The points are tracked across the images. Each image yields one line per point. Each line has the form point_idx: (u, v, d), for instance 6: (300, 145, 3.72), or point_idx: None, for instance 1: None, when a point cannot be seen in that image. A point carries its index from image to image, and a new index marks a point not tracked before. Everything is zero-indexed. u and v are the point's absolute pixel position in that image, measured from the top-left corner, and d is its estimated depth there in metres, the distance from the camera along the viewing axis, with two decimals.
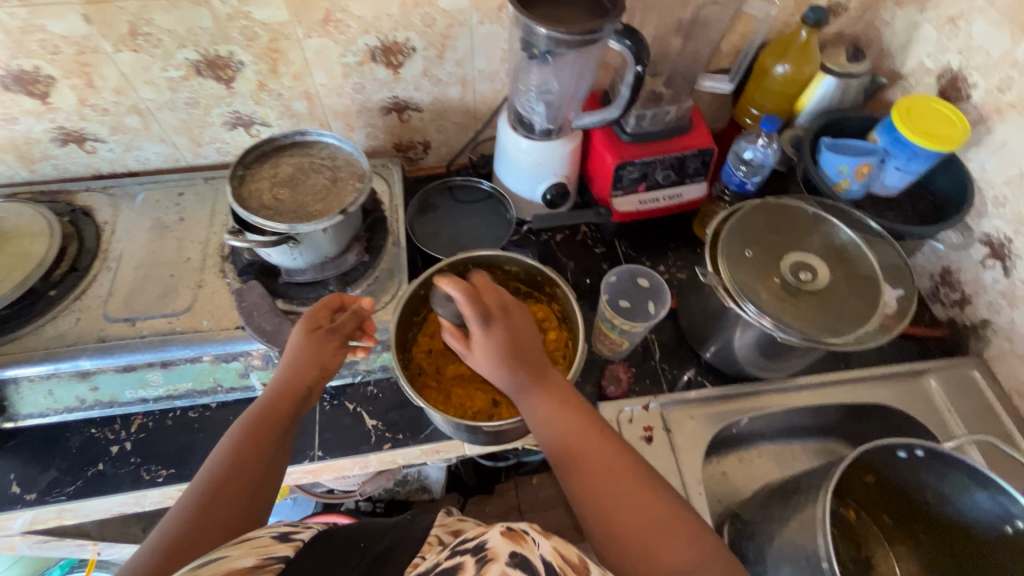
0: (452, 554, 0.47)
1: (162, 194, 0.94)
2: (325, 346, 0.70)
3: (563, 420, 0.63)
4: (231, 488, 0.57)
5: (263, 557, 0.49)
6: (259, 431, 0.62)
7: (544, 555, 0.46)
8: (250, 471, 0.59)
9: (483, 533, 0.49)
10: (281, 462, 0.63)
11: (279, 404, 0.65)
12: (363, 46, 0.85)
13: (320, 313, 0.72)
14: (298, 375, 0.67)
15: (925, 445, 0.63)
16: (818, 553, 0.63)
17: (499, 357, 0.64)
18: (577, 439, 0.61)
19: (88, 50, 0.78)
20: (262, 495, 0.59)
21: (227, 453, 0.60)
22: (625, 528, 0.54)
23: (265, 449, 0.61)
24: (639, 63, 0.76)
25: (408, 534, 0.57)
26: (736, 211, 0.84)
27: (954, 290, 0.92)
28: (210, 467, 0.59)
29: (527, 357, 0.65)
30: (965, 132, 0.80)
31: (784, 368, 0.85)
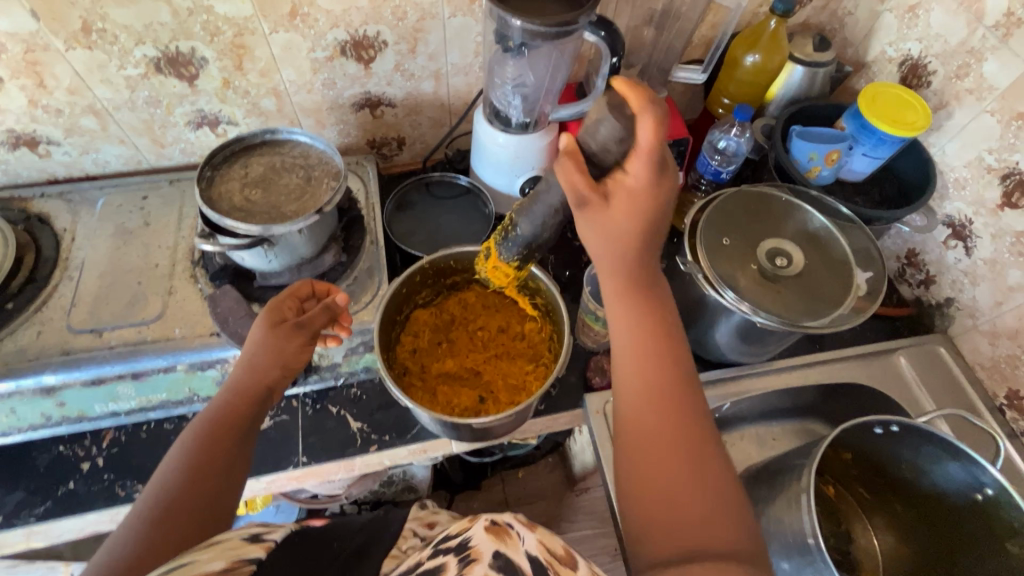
0: (434, 555, 0.50)
1: (124, 199, 0.90)
2: (288, 340, 0.67)
3: (641, 356, 0.55)
4: (187, 496, 0.54)
5: (234, 559, 0.48)
6: (216, 433, 0.59)
7: (528, 551, 0.49)
8: (205, 474, 0.56)
9: (467, 530, 0.52)
10: (244, 466, 0.60)
11: (236, 404, 0.62)
12: (332, 40, 0.83)
13: (285, 306, 0.69)
14: (257, 374, 0.64)
15: (899, 421, 0.66)
16: (804, 530, 0.64)
17: (618, 240, 0.56)
18: (654, 390, 0.54)
19: (37, 47, 0.74)
20: (223, 498, 0.56)
21: (182, 457, 0.57)
22: (666, 497, 0.49)
23: (225, 452, 0.58)
24: (615, 55, 0.76)
25: (378, 535, 0.63)
26: (713, 200, 0.85)
27: (919, 271, 0.96)
28: (165, 475, 0.56)
29: (631, 278, 0.58)
30: (926, 118, 0.83)
31: (764, 353, 0.87)
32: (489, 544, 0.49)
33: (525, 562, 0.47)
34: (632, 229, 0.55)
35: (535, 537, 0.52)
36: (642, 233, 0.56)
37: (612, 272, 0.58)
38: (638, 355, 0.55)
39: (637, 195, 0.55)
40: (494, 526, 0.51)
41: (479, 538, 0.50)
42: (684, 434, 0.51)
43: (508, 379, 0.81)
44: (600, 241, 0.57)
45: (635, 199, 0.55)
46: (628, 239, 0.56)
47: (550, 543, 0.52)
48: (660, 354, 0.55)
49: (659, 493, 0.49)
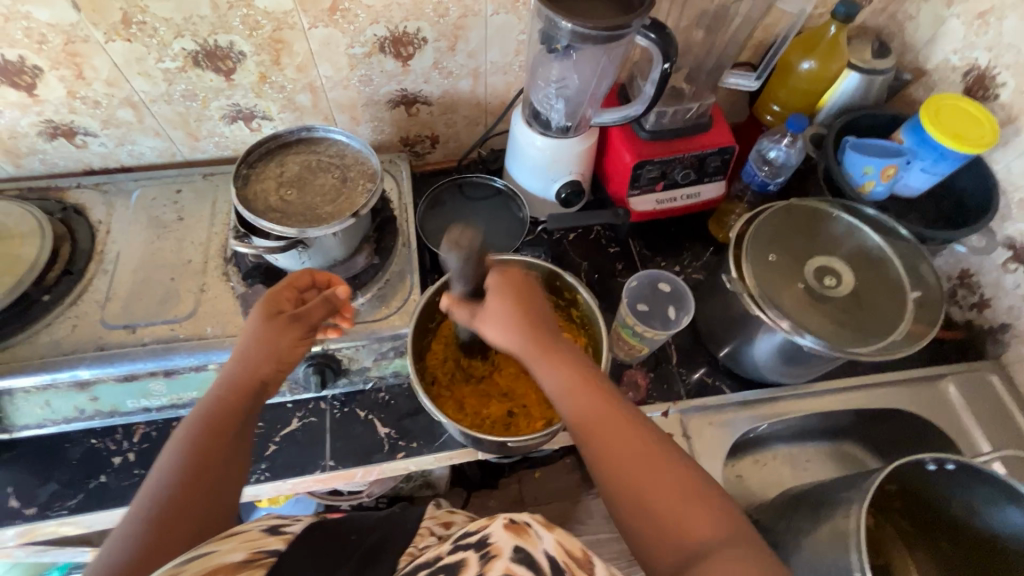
0: (454, 549, 0.48)
1: (158, 192, 0.90)
2: (283, 332, 0.64)
3: (582, 392, 0.57)
4: (181, 501, 0.51)
5: (254, 551, 0.48)
6: (209, 430, 0.56)
7: (548, 550, 0.46)
8: (201, 476, 0.53)
9: (485, 526, 0.50)
10: (240, 468, 0.57)
11: (228, 400, 0.59)
12: (371, 36, 0.81)
13: (283, 297, 0.67)
14: (249, 368, 0.62)
15: (956, 461, 0.63)
16: (849, 564, 0.62)
17: (517, 324, 0.61)
18: (604, 414, 0.55)
19: (77, 39, 0.73)
20: (219, 504, 0.53)
21: (176, 458, 0.54)
22: (649, 501, 0.49)
23: (220, 453, 0.55)
24: (667, 60, 0.73)
25: (396, 530, 0.57)
26: (762, 213, 0.82)
27: (972, 293, 0.91)
28: (160, 476, 0.53)
29: (540, 326, 0.61)
30: (994, 134, 0.78)
31: (805, 375, 0.84)
32: (508, 541, 0.47)
33: (543, 559, 0.45)
34: (520, 317, 0.62)
35: (554, 537, 0.49)
36: (519, 327, 0.61)
37: (519, 340, 0.61)
38: (580, 392, 0.57)
39: (509, 276, 0.66)
40: (514, 524, 0.49)
41: (497, 535, 0.48)
42: (638, 439, 0.53)
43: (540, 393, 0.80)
44: (497, 327, 0.62)
45: (510, 290, 0.63)
46: (522, 323, 0.61)
47: (568, 543, 0.49)
48: (596, 393, 0.56)
49: (642, 500, 0.50)
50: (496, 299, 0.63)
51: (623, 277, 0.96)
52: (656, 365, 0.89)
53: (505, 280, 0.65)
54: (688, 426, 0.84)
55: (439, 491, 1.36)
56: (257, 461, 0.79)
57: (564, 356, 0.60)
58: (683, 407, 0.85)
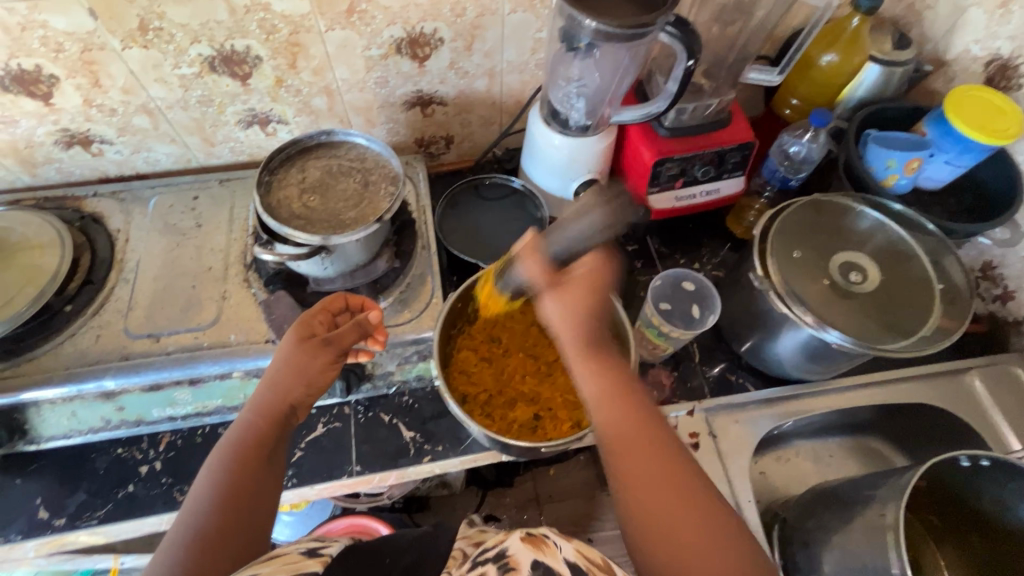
0: (474, 566, 0.46)
1: (175, 199, 0.89)
2: (314, 357, 0.64)
3: (618, 402, 0.55)
4: (221, 524, 0.51)
5: (293, 572, 0.45)
6: (245, 454, 0.56)
7: (567, 559, 0.46)
8: (237, 498, 0.53)
9: (503, 540, 0.49)
10: (276, 488, 0.57)
11: (260, 426, 0.58)
12: (388, 38, 0.80)
13: (316, 320, 0.67)
14: (280, 392, 0.61)
15: (990, 456, 0.64)
16: (888, 562, 0.62)
17: (574, 309, 0.59)
18: (631, 425, 0.53)
19: (94, 47, 0.72)
20: (253, 520, 0.53)
21: (211, 482, 0.54)
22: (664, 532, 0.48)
23: (252, 476, 0.55)
24: (691, 57, 0.72)
25: (428, 552, 0.54)
26: (783, 210, 0.81)
27: (995, 285, 0.91)
28: (194, 503, 0.53)
29: (597, 332, 0.59)
30: (1020, 126, 0.77)
31: (831, 372, 0.83)
32: (527, 554, 0.46)
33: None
34: (588, 307, 0.59)
35: (572, 545, 0.48)
36: (577, 322, 0.58)
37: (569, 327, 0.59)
38: (614, 402, 0.55)
39: (604, 264, 0.61)
40: (530, 535, 0.48)
41: (514, 547, 0.47)
42: (659, 455, 0.51)
43: (566, 396, 0.80)
44: (564, 309, 0.59)
45: (594, 278, 0.60)
46: (587, 311, 0.58)
47: (587, 552, 0.48)
48: (626, 405, 0.55)
49: (656, 526, 0.48)
50: (568, 282, 0.60)
51: (642, 275, 0.96)
52: (680, 362, 0.89)
53: (593, 264, 0.61)
54: (714, 425, 0.84)
55: (455, 491, 1.36)
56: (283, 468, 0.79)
57: (604, 363, 0.58)
58: (708, 406, 0.84)
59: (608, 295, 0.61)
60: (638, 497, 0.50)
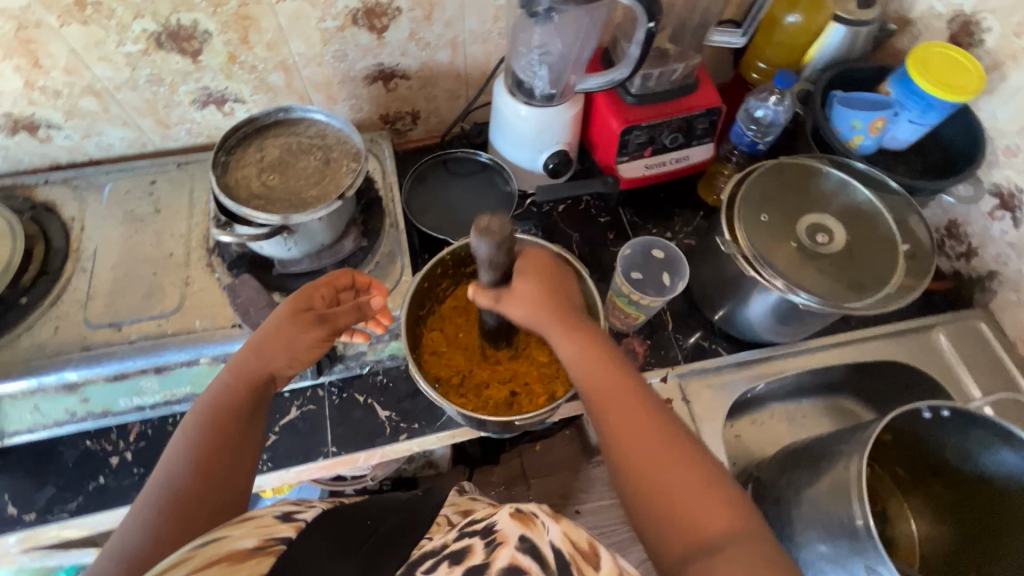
0: (460, 536, 0.45)
1: (132, 184, 0.86)
2: (303, 331, 0.62)
3: (599, 367, 0.58)
4: (197, 490, 0.50)
5: (266, 537, 0.45)
6: (221, 418, 0.55)
7: (554, 542, 0.43)
8: (214, 462, 0.52)
9: (493, 515, 0.47)
10: (253, 453, 0.56)
11: (237, 389, 0.58)
12: (343, 8, 0.78)
13: (317, 294, 0.66)
14: (264, 359, 0.60)
15: (950, 406, 0.66)
16: (852, 512, 0.63)
17: (534, 301, 0.62)
18: (608, 383, 0.56)
19: (29, 24, 0.69)
20: (231, 481, 0.53)
21: (187, 447, 0.53)
22: (658, 494, 0.49)
23: (229, 438, 0.54)
24: (652, 20, 0.70)
25: (415, 516, 0.53)
26: (750, 174, 0.81)
27: (960, 243, 0.92)
28: (168, 467, 0.52)
29: (562, 301, 0.63)
30: (981, 80, 0.78)
31: (800, 334, 0.84)
32: (513, 530, 0.44)
33: (549, 554, 0.42)
34: (540, 292, 0.62)
35: (562, 527, 0.45)
36: (543, 305, 0.62)
37: (532, 310, 0.62)
38: (591, 360, 0.58)
39: (537, 267, 0.65)
40: (519, 512, 0.46)
41: (503, 522, 0.45)
42: (648, 419, 0.53)
43: (542, 369, 0.80)
44: (522, 307, 0.62)
45: (537, 269, 0.64)
46: (548, 303, 0.62)
47: (574, 533, 0.45)
48: (608, 362, 0.58)
49: (646, 484, 0.50)
50: (523, 282, 0.62)
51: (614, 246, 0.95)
52: (653, 331, 0.89)
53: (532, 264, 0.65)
54: (688, 391, 0.84)
55: (441, 469, 1.36)
56: (259, 453, 0.78)
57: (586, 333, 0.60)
58: (681, 372, 0.85)
59: (568, 289, 0.65)
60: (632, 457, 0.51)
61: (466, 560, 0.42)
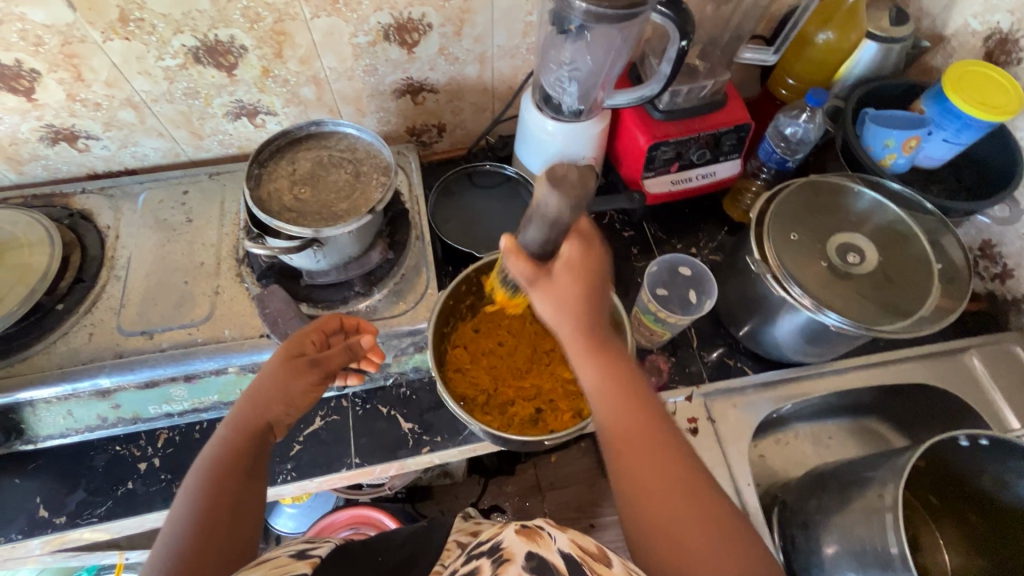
0: (467, 561, 0.45)
1: (165, 194, 0.88)
2: (298, 376, 0.62)
3: (623, 401, 0.53)
4: (197, 549, 0.50)
5: (282, 575, 0.44)
6: (220, 470, 0.55)
7: (562, 550, 0.43)
8: (214, 517, 0.52)
9: (498, 534, 0.47)
10: (255, 503, 0.56)
11: (232, 441, 0.57)
12: (375, 24, 0.79)
13: (307, 338, 0.66)
14: (257, 409, 0.59)
15: (989, 435, 0.65)
16: (887, 542, 0.62)
17: (569, 304, 0.54)
18: (634, 421, 0.52)
19: (74, 39, 0.71)
20: (232, 537, 0.52)
21: (186, 505, 0.52)
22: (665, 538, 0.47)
23: (231, 491, 0.54)
24: (685, 37, 0.70)
25: (423, 545, 0.54)
26: (780, 191, 0.80)
27: (995, 264, 0.90)
28: (172, 524, 0.52)
29: (593, 311, 0.55)
30: (1020, 100, 0.76)
31: (829, 355, 0.83)
32: (521, 545, 0.44)
33: (560, 561, 0.42)
34: (580, 305, 0.54)
35: (567, 535, 0.46)
36: (581, 310, 0.54)
37: (572, 321, 0.54)
38: (614, 394, 0.53)
39: (589, 255, 0.56)
40: (525, 527, 0.46)
41: (509, 538, 0.45)
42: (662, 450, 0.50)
43: (567, 385, 0.80)
44: (552, 303, 0.55)
45: (574, 267, 0.55)
46: (585, 309, 0.54)
47: (582, 540, 0.46)
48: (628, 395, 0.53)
49: (653, 517, 0.48)
50: (566, 274, 0.55)
51: (639, 261, 0.95)
52: (678, 348, 0.88)
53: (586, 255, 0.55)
54: (713, 410, 0.83)
55: (456, 480, 1.36)
56: (282, 462, 0.79)
57: (609, 352, 0.55)
58: (707, 391, 0.84)
59: (599, 286, 0.56)
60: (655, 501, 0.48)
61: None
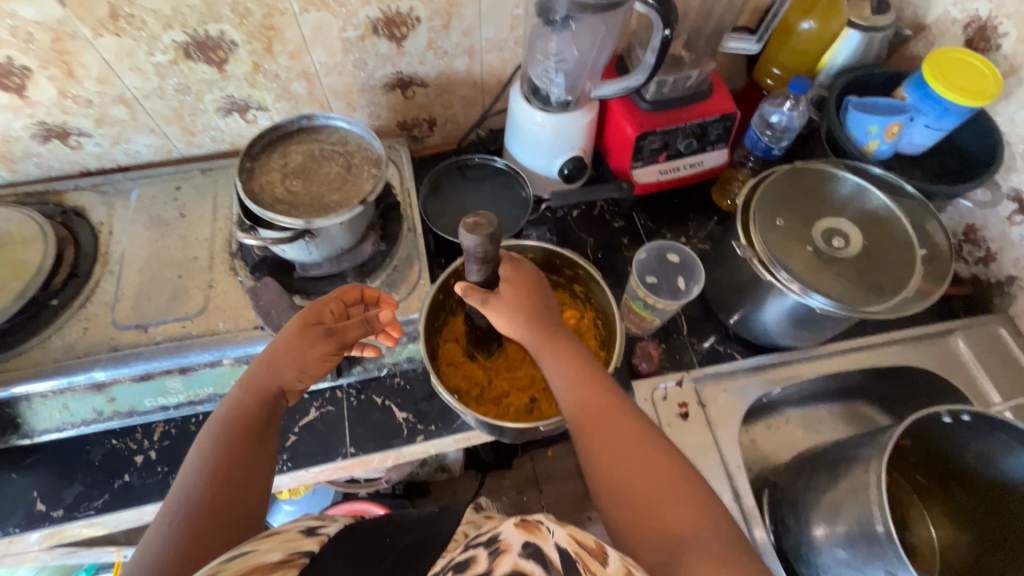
0: (464, 550, 0.45)
1: (157, 190, 0.89)
2: (314, 345, 0.62)
3: (587, 384, 0.59)
4: (213, 504, 0.51)
5: (291, 551, 0.46)
6: (235, 432, 0.56)
7: (559, 544, 0.43)
8: (228, 476, 0.53)
9: (497, 527, 0.47)
10: (267, 465, 0.57)
11: (246, 403, 0.58)
12: (364, 18, 0.79)
13: (325, 308, 0.66)
14: (273, 373, 0.61)
15: (971, 411, 0.66)
16: (873, 517, 0.63)
17: (524, 309, 0.63)
18: (600, 407, 0.57)
19: (65, 36, 0.71)
20: (245, 494, 0.53)
21: (201, 461, 0.54)
22: (642, 505, 0.49)
23: (244, 452, 0.55)
24: (668, 26, 0.71)
25: (432, 536, 0.52)
26: (765, 178, 0.82)
27: (978, 248, 0.92)
28: (187, 478, 0.53)
29: (547, 317, 0.64)
30: (998, 85, 0.77)
31: (817, 338, 0.84)
32: (518, 537, 0.44)
33: (556, 555, 0.42)
34: (525, 316, 0.63)
35: (566, 530, 0.46)
36: (527, 318, 0.63)
37: (529, 329, 0.63)
38: (583, 385, 0.59)
39: (520, 271, 0.66)
40: (525, 521, 0.45)
41: (507, 531, 0.45)
42: (627, 431, 0.55)
43: None
44: (505, 315, 0.63)
45: (517, 279, 0.65)
46: (530, 312, 0.63)
47: (580, 535, 0.46)
48: (594, 386, 0.59)
49: (626, 492, 0.51)
50: (510, 287, 0.64)
51: (629, 251, 0.96)
52: (668, 336, 0.90)
53: (516, 272, 0.65)
54: (704, 395, 0.84)
55: (453, 474, 1.36)
56: (278, 453, 0.79)
57: (568, 350, 0.62)
58: (697, 375, 0.85)
59: (545, 295, 0.67)
60: (619, 468, 0.52)
61: (471, 569, 0.42)
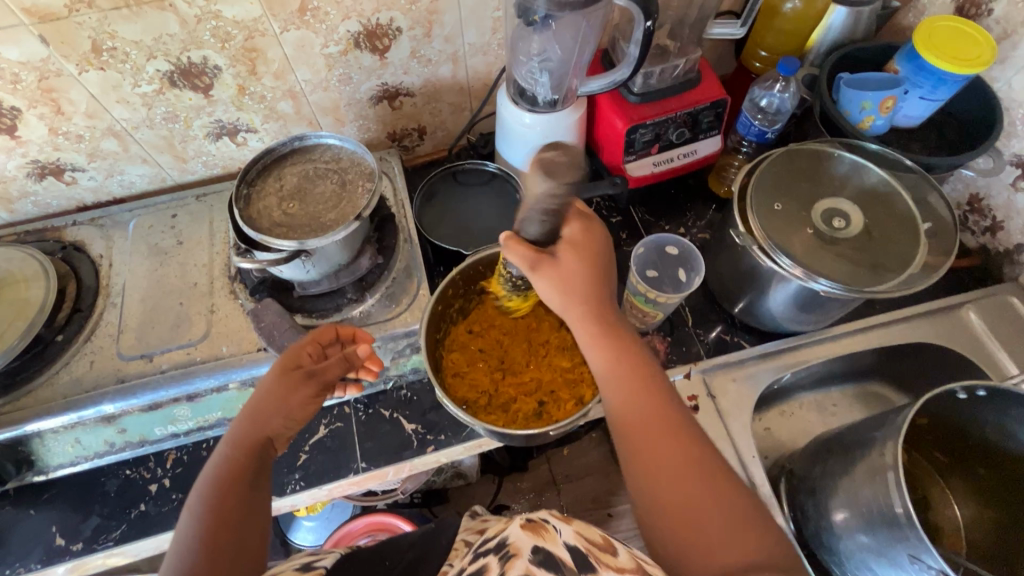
0: (476, 558, 0.44)
1: (154, 219, 0.89)
2: (295, 389, 0.63)
3: (630, 383, 0.56)
4: (209, 566, 0.49)
5: None
6: (225, 486, 0.54)
7: (568, 542, 0.42)
8: (221, 532, 0.51)
9: (504, 530, 0.46)
10: (261, 515, 0.56)
11: (235, 457, 0.57)
12: (345, 33, 0.79)
13: (303, 352, 0.66)
14: (258, 424, 0.60)
15: (985, 385, 0.65)
16: (891, 500, 0.62)
17: (574, 282, 0.60)
18: (642, 412, 0.54)
19: (51, 74, 0.72)
20: (242, 546, 0.52)
21: (195, 519, 0.52)
22: (680, 508, 0.48)
23: (237, 503, 0.54)
24: (649, 18, 0.71)
25: (430, 548, 0.53)
26: (759, 165, 0.80)
27: (984, 217, 0.90)
28: (179, 545, 0.51)
29: (599, 301, 0.60)
30: (992, 51, 0.76)
31: (825, 321, 0.83)
32: (527, 540, 0.43)
33: (566, 555, 0.41)
34: (582, 288, 0.60)
35: (572, 528, 0.45)
36: (580, 296, 0.60)
37: (579, 300, 0.60)
38: (621, 384, 0.56)
39: (590, 234, 0.63)
40: (530, 522, 0.45)
41: (515, 535, 0.44)
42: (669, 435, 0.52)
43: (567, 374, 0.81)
44: (558, 282, 0.60)
45: (579, 249, 0.61)
46: (590, 293, 0.60)
47: (588, 532, 0.45)
48: (641, 388, 0.55)
49: (664, 499, 0.49)
50: (569, 257, 0.61)
51: (628, 245, 0.95)
52: (673, 329, 0.89)
53: (585, 236, 0.62)
54: (712, 385, 0.84)
55: (470, 481, 1.36)
56: (290, 472, 0.80)
57: (619, 340, 0.59)
58: (704, 366, 0.84)
59: (599, 266, 0.62)
60: (663, 483, 0.49)
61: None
